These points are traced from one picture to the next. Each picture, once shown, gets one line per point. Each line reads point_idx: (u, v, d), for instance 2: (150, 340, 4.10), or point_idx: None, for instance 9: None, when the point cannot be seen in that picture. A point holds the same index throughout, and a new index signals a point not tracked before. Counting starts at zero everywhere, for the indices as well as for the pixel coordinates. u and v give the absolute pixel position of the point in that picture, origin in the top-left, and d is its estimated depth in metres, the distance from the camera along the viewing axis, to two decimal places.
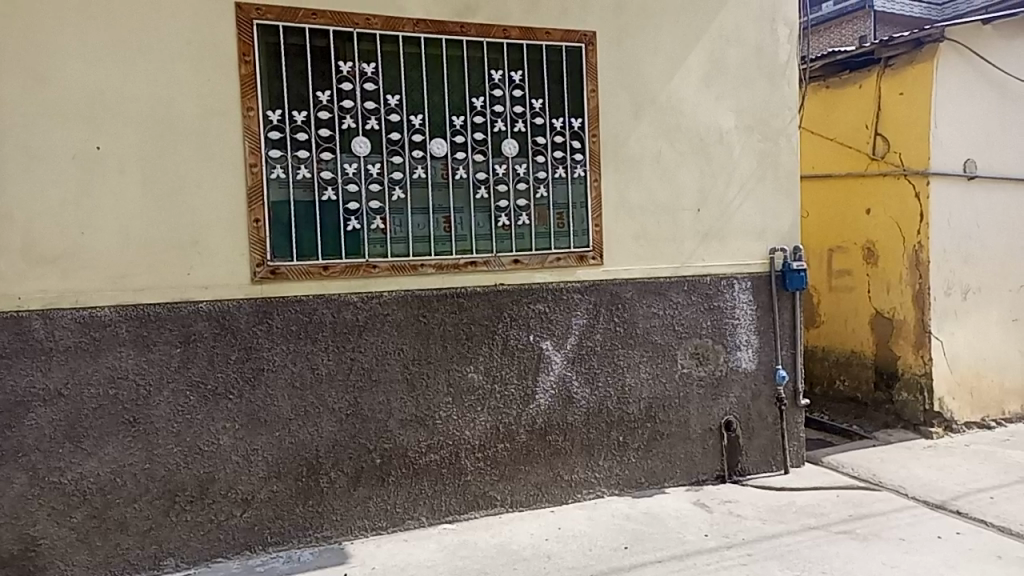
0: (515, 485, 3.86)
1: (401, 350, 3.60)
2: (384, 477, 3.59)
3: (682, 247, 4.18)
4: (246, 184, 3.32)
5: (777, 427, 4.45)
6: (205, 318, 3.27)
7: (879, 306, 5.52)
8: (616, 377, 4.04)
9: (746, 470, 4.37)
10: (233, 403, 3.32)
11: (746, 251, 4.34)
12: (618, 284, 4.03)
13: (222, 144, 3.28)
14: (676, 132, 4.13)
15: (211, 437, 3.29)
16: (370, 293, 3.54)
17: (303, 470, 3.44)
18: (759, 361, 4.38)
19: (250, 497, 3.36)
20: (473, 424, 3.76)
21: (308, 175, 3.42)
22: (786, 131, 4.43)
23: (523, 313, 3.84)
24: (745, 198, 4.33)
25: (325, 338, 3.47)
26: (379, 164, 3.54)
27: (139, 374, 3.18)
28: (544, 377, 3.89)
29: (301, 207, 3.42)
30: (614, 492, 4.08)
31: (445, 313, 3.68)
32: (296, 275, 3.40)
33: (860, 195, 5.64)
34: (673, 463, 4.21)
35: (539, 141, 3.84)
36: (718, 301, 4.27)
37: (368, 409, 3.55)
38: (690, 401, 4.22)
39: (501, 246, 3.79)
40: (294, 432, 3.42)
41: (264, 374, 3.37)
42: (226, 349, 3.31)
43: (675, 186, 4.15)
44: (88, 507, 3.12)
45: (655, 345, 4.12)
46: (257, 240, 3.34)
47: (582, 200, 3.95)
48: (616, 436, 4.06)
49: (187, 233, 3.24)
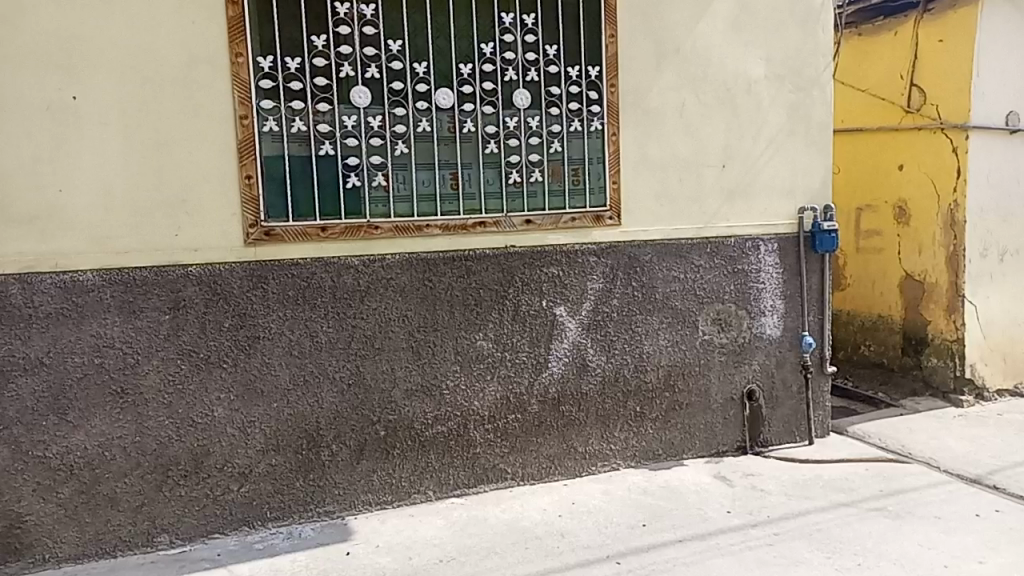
0: (526, 458, 3.68)
1: (406, 316, 3.39)
2: (388, 449, 3.41)
3: (705, 206, 3.90)
4: (237, 137, 3.07)
5: (802, 396, 4.23)
6: (195, 283, 3.06)
7: (910, 268, 5.24)
8: (634, 345, 3.82)
9: (768, 441, 4.17)
10: (227, 372, 3.13)
11: (773, 211, 4.06)
12: (636, 246, 3.77)
13: (208, 94, 3.02)
14: (701, 81, 3.82)
15: (205, 409, 3.11)
16: (372, 256, 3.31)
17: (304, 443, 3.26)
18: (785, 328, 4.14)
19: (248, 471, 3.19)
20: (483, 395, 3.56)
21: (304, 128, 3.16)
22: (820, 80, 4.10)
23: (536, 277, 3.60)
24: (774, 153, 4.03)
25: (324, 304, 3.25)
26: (380, 116, 3.28)
27: (126, 343, 2.98)
28: (557, 345, 3.67)
29: (296, 163, 3.17)
30: (630, 464, 3.89)
31: (452, 277, 3.45)
32: (292, 237, 3.17)
33: (893, 150, 5.31)
34: (693, 434, 4.01)
35: (553, 91, 3.55)
36: (742, 264, 4.01)
37: (371, 378, 3.35)
38: (711, 370, 4.00)
39: (511, 205, 3.54)
40: (293, 403, 3.23)
41: (260, 343, 3.16)
42: (218, 315, 3.10)
43: (700, 141, 3.86)
44: (75, 482, 2.96)
45: (675, 311, 3.89)
46: (250, 199, 3.11)
47: (599, 155, 3.67)
48: (633, 406, 3.86)
49: (174, 191, 3.01)
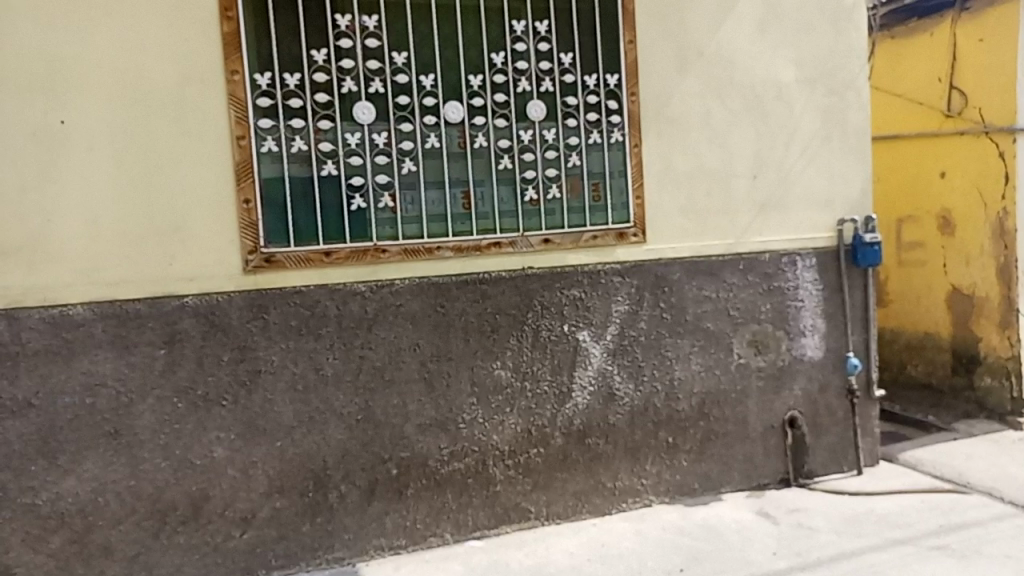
0: (551, 495, 3.40)
1: (417, 346, 3.16)
2: (401, 490, 3.17)
3: (736, 220, 3.64)
4: (234, 159, 2.89)
5: (849, 423, 3.91)
6: (192, 314, 2.86)
7: (957, 281, 4.90)
8: (664, 370, 3.55)
9: (813, 472, 3.85)
10: (227, 410, 2.91)
11: (810, 223, 3.79)
12: (664, 264, 3.52)
13: (203, 114, 2.85)
14: (727, 87, 3.59)
15: (204, 450, 2.89)
16: (380, 281, 3.09)
17: (310, 485, 3.03)
18: (827, 348, 3.84)
19: (250, 516, 2.96)
20: (502, 428, 3.30)
21: (305, 147, 2.98)
22: (855, 83, 3.84)
23: (556, 300, 3.35)
24: (808, 162, 3.77)
25: (330, 334, 3.04)
26: (386, 133, 3.08)
27: (119, 380, 2.79)
28: (581, 372, 3.41)
29: (297, 184, 2.98)
30: (664, 500, 3.60)
31: (467, 302, 3.22)
32: (294, 263, 2.97)
33: (934, 157, 5.01)
34: (731, 466, 3.70)
35: (569, 102, 3.34)
36: (779, 281, 3.72)
37: (382, 413, 3.12)
38: (749, 396, 3.70)
39: (528, 223, 3.31)
40: (297, 441, 3.01)
41: (261, 377, 2.95)
42: (217, 348, 2.90)
43: (729, 151, 3.61)
44: (66, 532, 2.75)
45: (707, 333, 3.61)
46: (248, 224, 2.92)
47: (620, 168, 3.43)
48: (665, 437, 3.57)
49: (169, 218, 2.83)
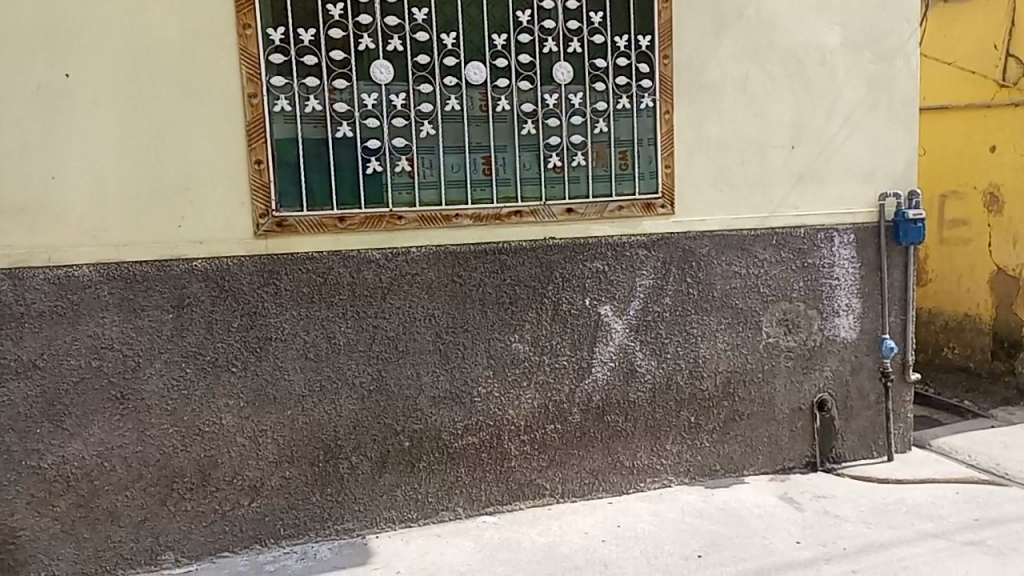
0: (567, 472, 3.31)
1: (432, 316, 3.06)
2: (414, 462, 3.10)
3: (770, 193, 3.45)
4: (245, 118, 2.78)
5: (881, 407, 3.75)
6: (201, 278, 2.79)
7: (1002, 262, 4.64)
8: (689, 348, 3.41)
9: (841, 457, 3.71)
10: (236, 377, 2.85)
11: (850, 197, 3.58)
12: (692, 237, 3.36)
13: (213, 70, 2.74)
14: (767, 50, 3.37)
15: (212, 416, 2.85)
16: (395, 249, 2.99)
17: (320, 455, 2.98)
18: (861, 330, 3.66)
19: (259, 485, 2.92)
20: (518, 403, 3.21)
21: (319, 107, 2.85)
22: (905, 48, 3.59)
23: (578, 273, 3.22)
24: (850, 132, 3.55)
25: (343, 302, 2.95)
26: (404, 94, 2.94)
27: (125, 345, 2.74)
28: (601, 347, 3.29)
29: (311, 146, 2.87)
30: (683, 481, 3.49)
31: (485, 273, 3.10)
32: (306, 228, 2.87)
33: (985, 130, 4.72)
34: (755, 448, 3.57)
35: (598, 64, 3.15)
36: (813, 258, 3.54)
37: (395, 384, 3.04)
38: (776, 377, 3.56)
39: (550, 192, 3.16)
40: (307, 411, 2.94)
41: (272, 344, 2.88)
42: (226, 314, 2.82)
43: (766, 119, 3.41)
44: (72, 495, 2.74)
45: (735, 310, 3.45)
46: (260, 186, 2.82)
47: (650, 135, 3.26)
48: (687, 416, 3.45)
49: (177, 179, 2.75)
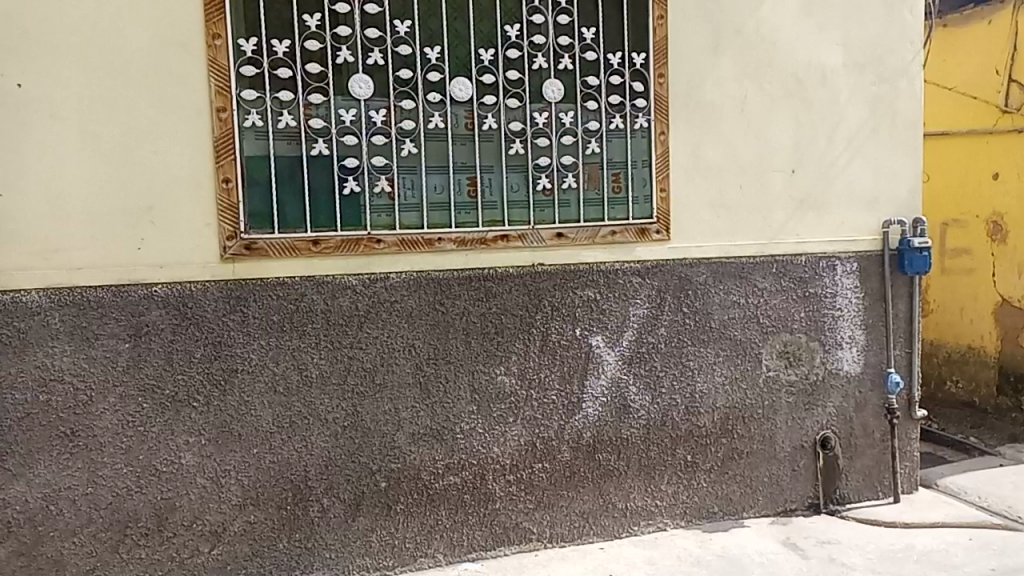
0: (555, 515, 3.09)
1: (412, 347, 2.86)
2: (391, 504, 2.88)
3: (770, 218, 3.29)
4: (213, 134, 2.60)
5: (886, 445, 3.55)
6: (161, 305, 2.59)
7: (1006, 292, 4.50)
8: (685, 382, 3.22)
9: (845, 498, 3.50)
10: (198, 413, 2.64)
11: (852, 225, 3.43)
12: (688, 265, 3.18)
13: (180, 83, 2.57)
14: (766, 70, 3.24)
15: (171, 455, 2.63)
16: (372, 275, 2.79)
17: (289, 497, 2.75)
18: (866, 363, 3.49)
19: (220, 530, 2.69)
20: (504, 440, 3.00)
21: (293, 123, 2.68)
22: (908, 71, 3.46)
23: (568, 301, 3.03)
24: (852, 157, 3.40)
25: (316, 331, 2.75)
26: (384, 110, 2.77)
27: (77, 377, 2.52)
28: (593, 381, 3.10)
29: (284, 164, 2.68)
30: (679, 524, 3.27)
31: (469, 300, 2.91)
32: (277, 252, 2.68)
33: (987, 157, 4.60)
34: (755, 489, 3.37)
35: (590, 82, 3.00)
36: (815, 287, 3.37)
37: (371, 420, 2.83)
38: (777, 413, 3.37)
39: (539, 216, 2.99)
40: (275, 449, 2.73)
41: (237, 377, 2.67)
42: (188, 344, 2.62)
43: (765, 142, 3.26)
44: (13, 542, 2.50)
45: (734, 342, 3.27)
46: (228, 206, 2.63)
47: (644, 157, 3.10)
48: (683, 454, 3.24)
49: (139, 197, 2.55)
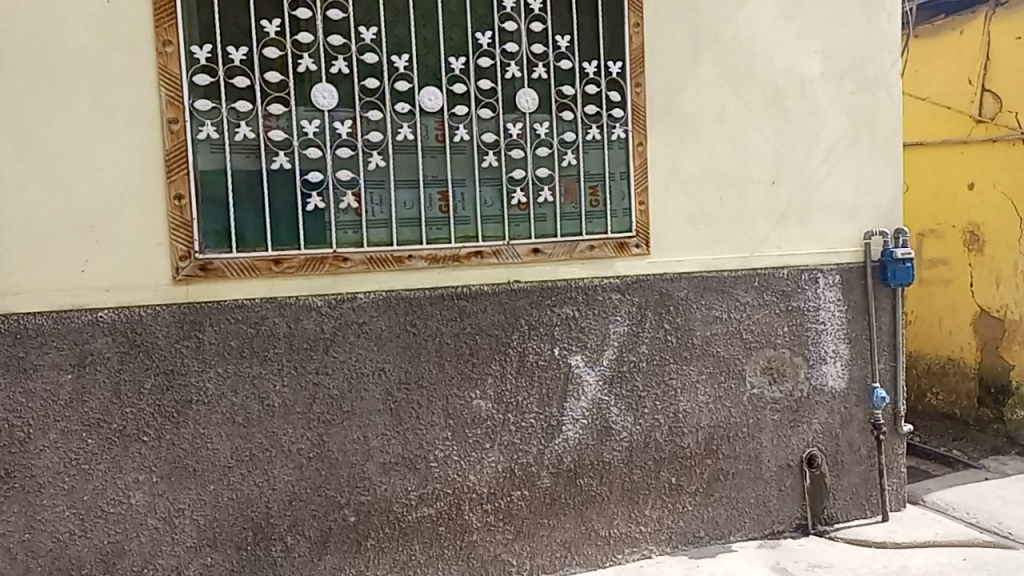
0: (535, 546, 2.94)
1: (382, 371, 2.69)
2: (361, 540, 2.70)
3: (752, 231, 3.20)
4: (164, 147, 2.42)
5: (873, 462, 3.46)
6: (107, 332, 2.39)
7: (985, 302, 4.47)
8: (668, 401, 3.09)
9: (833, 517, 3.40)
10: (148, 448, 2.44)
11: (834, 236, 3.35)
12: (669, 280, 3.07)
13: (128, 93, 2.39)
14: (745, 79, 3.16)
15: (119, 495, 2.42)
16: (338, 295, 2.63)
17: (249, 536, 2.56)
18: (851, 378, 3.40)
19: (174, 574, 2.49)
20: (480, 468, 2.84)
21: (252, 135, 2.51)
22: (886, 79, 3.41)
23: (546, 320, 2.90)
24: (833, 167, 3.33)
25: (278, 357, 2.57)
26: (350, 121, 2.62)
27: (14, 413, 2.32)
28: (573, 403, 2.96)
29: (242, 179, 2.51)
30: (664, 551, 3.13)
31: (442, 320, 2.76)
32: (235, 273, 2.50)
33: (961, 167, 4.59)
34: (741, 511, 3.25)
35: (565, 92, 2.89)
36: (798, 301, 3.28)
37: (338, 450, 2.65)
38: (763, 432, 3.26)
39: (515, 231, 2.85)
40: (234, 484, 2.54)
41: (192, 407, 2.48)
42: (138, 373, 2.43)
43: (745, 153, 3.17)
44: None
45: (717, 359, 3.16)
46: (181, 224, 2.45)
47: (622, 169, 2.99)
48: (668, 477, 3.11)
49: (82, 215, 2.37)
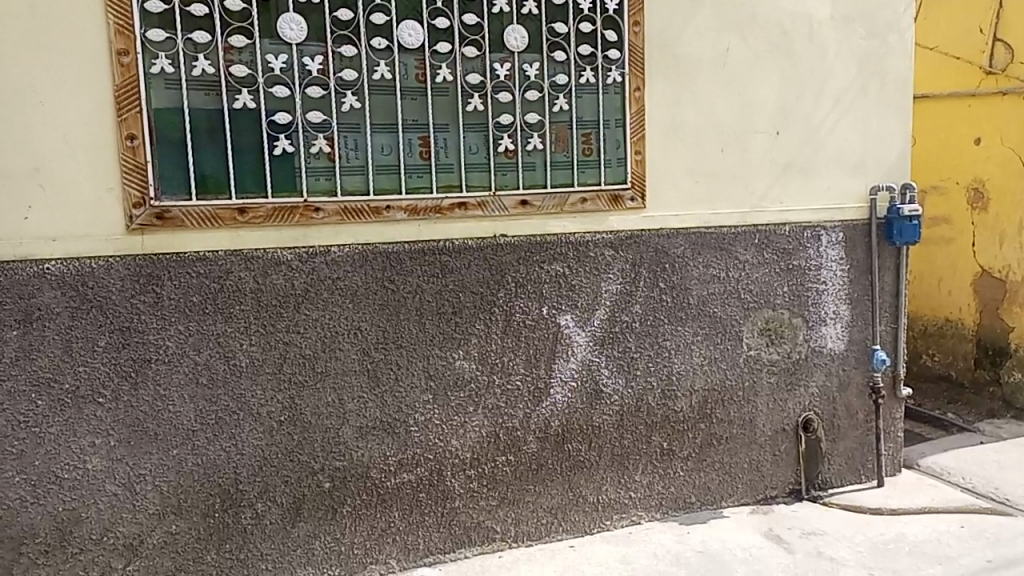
0: (520, 512, 2.81)
1: (358, 330, 2.51)
2: (336, 507, 2.56)
3: (753, 185, 3.01)
4: (114, 81, 2.19)
5: (870, 427, 3.35)
6: (56, 285, 2.20)
7: (986, 263, 4.33)
8: (661, 363, 2.95)
9: (827, 483, 3.30)
10: (105, 410, 2.27)
11: (839, 191, 3.17)
12: (665, 236, 2.89)
13: (71, 21, 2.14)
14: (750, 20, 2.93)
15: (74, 460, 2.26)
16: (309, 249, 2.43)
17: (216, 503, 2.42)
18: (851, 340, 3.26)
19: (136, 543, 2.35)
20: (463, 432, 2.69)
21: (211, 70, 2.28)
22: (899, 24, 3.19)
23: (533, 277, 2.72)
24: (840, 118, 3.14)
25: (245, 314, 2.39)
26: (321, 57, 2.39)
27: None
28: (562, 365, 2.80)
29: (201, 119, 2.29)
30: (653, 517, 3.02)
31: (422, 276, 2.57)
32: (195, 223, 2.30)
33: (968, 121, 4.41)
34: (734, 476, 3.14)
35: (557, 30, 2.65)
36: (800, 259, 3.12)
37: (312, 413, 2.49)
38: (758, 395, 3.13)
39: (501, 181, 2.65)
40: (199, 449, 2.38)
41: (152, 367, 2.30)
42: (91, 330, 2.24)
43: (748, 100, 2.96)
44: None
45: (713, 319, 3.01)
46: (134, 168, 2.23)
47: (617, 116, 2.77)
48: (659, 442, 2.99)
49: (23, 157, 2.14)
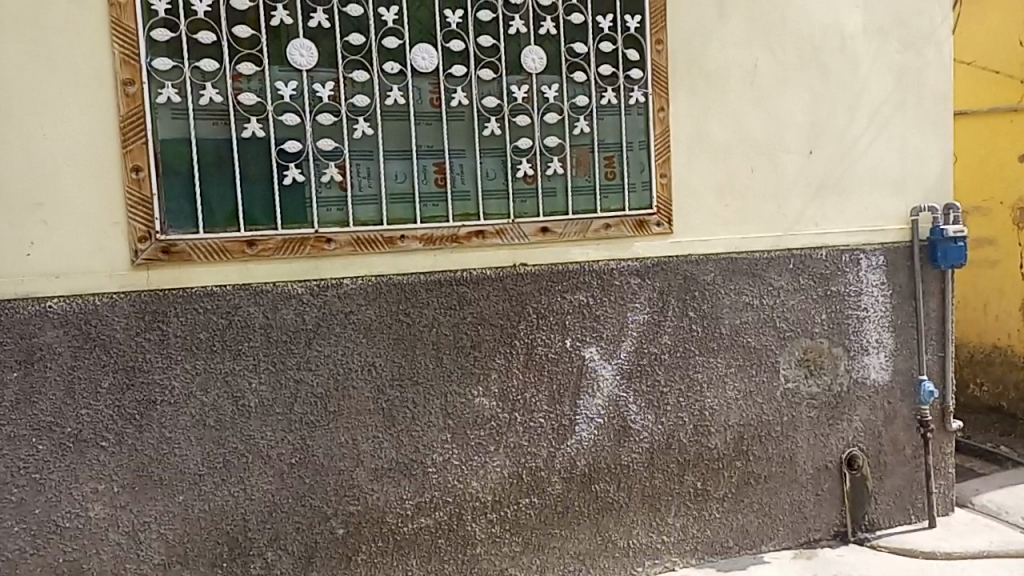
0: (545, 559, 2.64)
1: (372, 367, 2.39)
2: (351, 555, 2.41)
3: (786, 207, 2.86)
4: (119, 112, 2.12)
5: (919, 463, 3.13)
6: (58, 324, 2.11)
7: None
8: (693, 397, 2.78)
9: (875, 524, 3.08)
10: (108, 454, 2.17)
11: (878, 212, 3.00)
12: (695, 262, 2.74)
13: (77, 52, 2.09)
14: (779, 35, 2.80)
15: (76, 508, 2.16)
16: (320, 282, 2.33)
17: (225, 551, 2.29)
18: (895, 370, 3.06)
19: None
20: (484, 473, 2.54)
21: (219, 99, 2.20)
22: (936, 36, 3.04)
23: (556, 308, 2.58)
24: (876, 135, 2.98)
25: (254, 351, 2.28)
26: (331, 83, 2.31)
27: None
28: (587, 400, 2.65)
29: (209, 149, 2.21)
30: (688, 562, 2.83)
31: (438, 309, 2.45)
32: (201, 256, 2.21)
33: (1011, 138, 4.24)
34: (774, 518, 2.93)
35: (577, 50, 2.55)
36: (838, 285, 2.94)
37: (324, 455, 2.36)
38: (798, 430, 2.93)
39: (521, 207, 2.53)
40: (206, 495, 2.26)
41: (157, 409, 2.20)
42: (94, 371, 2.15)
43: (778, 118, 2.83)
44: None
45: (748, 350, 2.84)
46: (139, 201, 2.15)
47: (641, 137, 2.65)
48: (692, 481, 2.80)
49: (25, 191, 2.08)
